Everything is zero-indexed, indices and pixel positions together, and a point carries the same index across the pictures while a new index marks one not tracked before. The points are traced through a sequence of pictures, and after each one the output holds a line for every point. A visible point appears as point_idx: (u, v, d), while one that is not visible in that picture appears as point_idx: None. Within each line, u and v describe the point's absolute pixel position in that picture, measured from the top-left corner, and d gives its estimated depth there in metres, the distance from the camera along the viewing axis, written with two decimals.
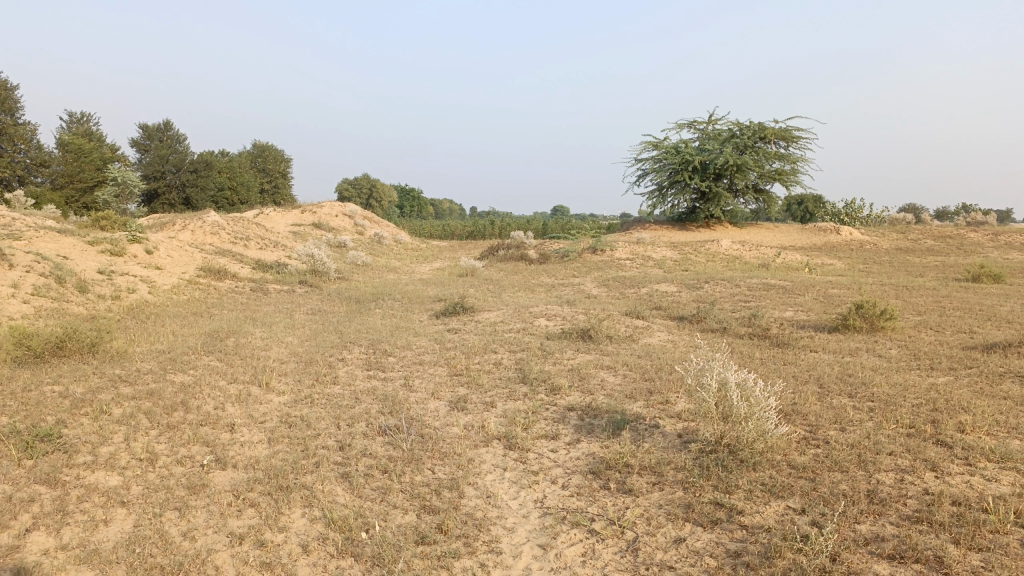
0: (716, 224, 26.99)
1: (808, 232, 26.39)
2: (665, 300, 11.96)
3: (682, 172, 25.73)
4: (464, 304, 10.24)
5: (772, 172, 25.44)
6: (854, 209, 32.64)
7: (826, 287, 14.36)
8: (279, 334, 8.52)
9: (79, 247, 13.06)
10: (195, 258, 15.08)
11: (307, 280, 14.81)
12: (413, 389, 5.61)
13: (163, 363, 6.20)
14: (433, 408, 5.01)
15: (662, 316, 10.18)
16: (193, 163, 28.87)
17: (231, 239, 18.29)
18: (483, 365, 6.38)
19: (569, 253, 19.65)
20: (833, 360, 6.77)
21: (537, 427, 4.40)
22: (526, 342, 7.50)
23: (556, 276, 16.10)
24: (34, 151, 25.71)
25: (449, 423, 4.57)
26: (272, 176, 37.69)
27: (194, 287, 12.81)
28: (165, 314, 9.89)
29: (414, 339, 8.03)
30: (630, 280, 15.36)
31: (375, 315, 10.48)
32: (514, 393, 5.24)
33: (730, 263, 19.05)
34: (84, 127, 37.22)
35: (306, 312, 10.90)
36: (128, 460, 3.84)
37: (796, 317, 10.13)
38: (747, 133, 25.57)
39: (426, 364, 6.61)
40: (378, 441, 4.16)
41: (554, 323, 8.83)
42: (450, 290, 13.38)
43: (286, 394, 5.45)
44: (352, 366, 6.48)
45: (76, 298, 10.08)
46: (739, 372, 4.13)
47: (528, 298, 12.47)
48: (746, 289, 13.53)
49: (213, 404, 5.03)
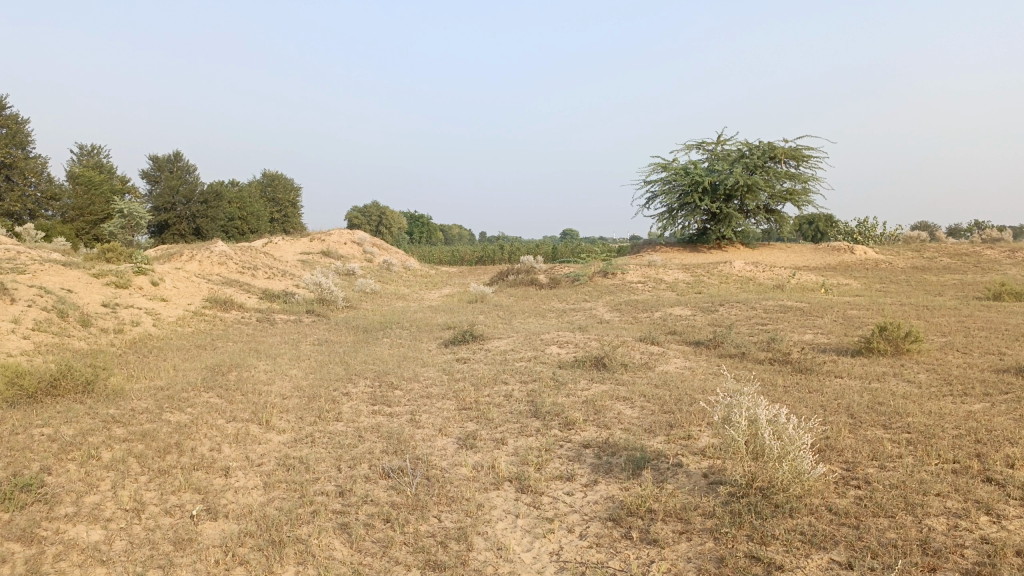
0: (727, 245, 26.71)
1: (821, 252, 26.05)
2: (680, 325, 11.66)
3: (692, 194, 25.51)
4: (473, 332, 9.98)
5: (784, 192, 25.16)
6: (867, 228, 32.31)
7: (844, 308, 14.04)
8: (283, 367, 8.28)
9: (84, 280, 12.93)
10: (202, 289, 14.92)
11: (315, 309, 14.60)
12: (420, 425, 5.34)
13: (160, 401, 5.96)
14: (441, 446, 4.74)
15: (677, 341, 9.89)
16: (203, 193, 28.89)
17: (239, 268, 18.14)
18: (493, 398, 6.11)
19: (580, 277, 19.41)
20: (860, 387, 6.45)
21: (552, 467, 4.11)
22: (537, 371, 7.22)
23: (566, 301, 15.85)
24: (45, 185, 25.82)
25: (457, 463, 4.29)
26: (282, 205, 37.75)
27: (200, 319, 12.62)
28: (168, 347, 9.69)
29: (422, 369, 7.77)
30: (643, 303, 15.08)
31: (383, 344, 10.23)
32: (526, 428, 4.96)
33: (743, 284, 18.75)
34: (96, 160, 37.48)
35: (313, 343, 10.66)
36: (113, 511, 3.58)
37: (816, 340, 9.82)
38: (757, 153, 25.35)
39: (434, 397, 6.33)
40: (381, 485, 3.89)
41: (567, 351, 8.56)
42: (460, 317, 13.12)
43: (287, 433, 5.19)
44: (357, 401, 6.22)
45: (78, 332, 9.88)
46: (768, 407, 3.83)
47: (539, 324, 12.21)
48: (762, 312, 13.24)
49: (209, 445, 4.78)
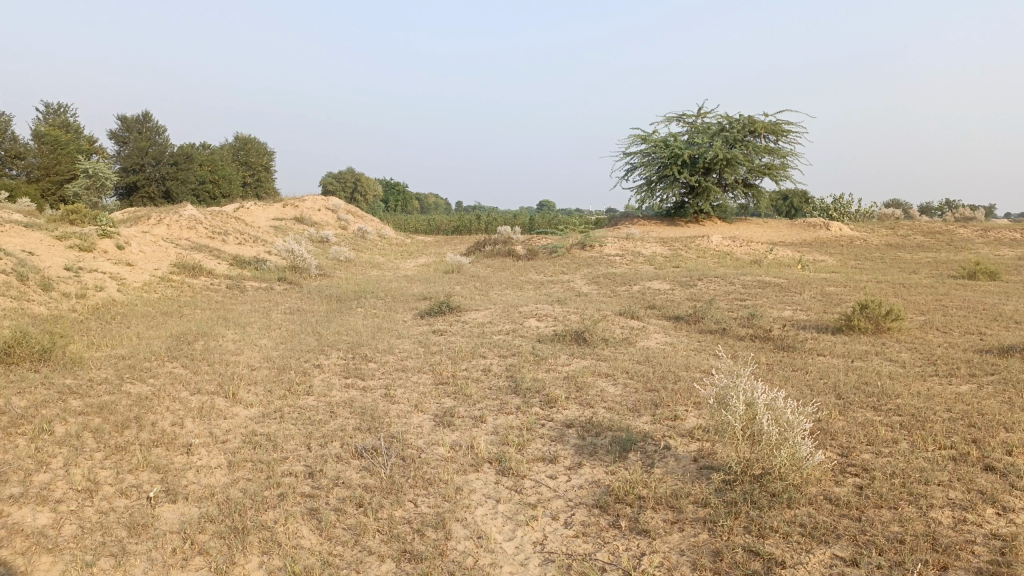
0: (705, 219, 26.63)
1: (797, 228, 26.08)
2: (659, 299, 11.54)
3: (671, 166, 25.32)
4: (450, 303, 9.75)
5: (762, 167, 25.06)
6: (842, 205, 32.44)
7: (822, 284, 14.01)
8: (252, 336, 8.00)
9: (46, 242, 12.47)
10: (170, 254, 14.50)
11: (287, 277, 14.25)
12: (395, 401, 5.13)
13: (120, 370, 5.67)
14: (417, 423, 4.53)
15: (657, 316, 9.75)
16: (173, 156, 28.17)
17: (209, 233, 17.68)
18: (470, 373, 5.90)
19: (558, 249, 19.21)
20: (844, 366, 6.35)
21: (534, 448, 3.93)
22: (516, 345, 7.03)
23: (544, 273, 15.65)
24: (9, 143, 24.96)
25: (433, 442, 4.09)
26: (255, 169, 36.97)
27: (167, 285, 12.24)
28: (133, 313, 9.35)
29: (397, 341, 7.54)
30: (621, 277, 14.92)
31: (357, 314, 9.98)
32: (505, 406, 4.76)
33: (721, 259, 18.67)
34: (62, 118, 36.40)
35: (284, 311, 10.38)
36: (64, 492, 3.33)
37: (796, 317, 9.74)
38: (736, 127, 25.17)
39: (409, 371, 6.12)
40: (353, 465, 3.68)
41: (546, 324, 8.37)
42: (436, 288, 12.86)
43: (254, 407, 4.96)
44: (329, 374, 5.99)
45: (38, 296, 9.49)
46: (762, 389, 3.66)
47: (517, 296, 12.01)
48: (741, 287, 13.15)
49: (171, 420, 4.53)
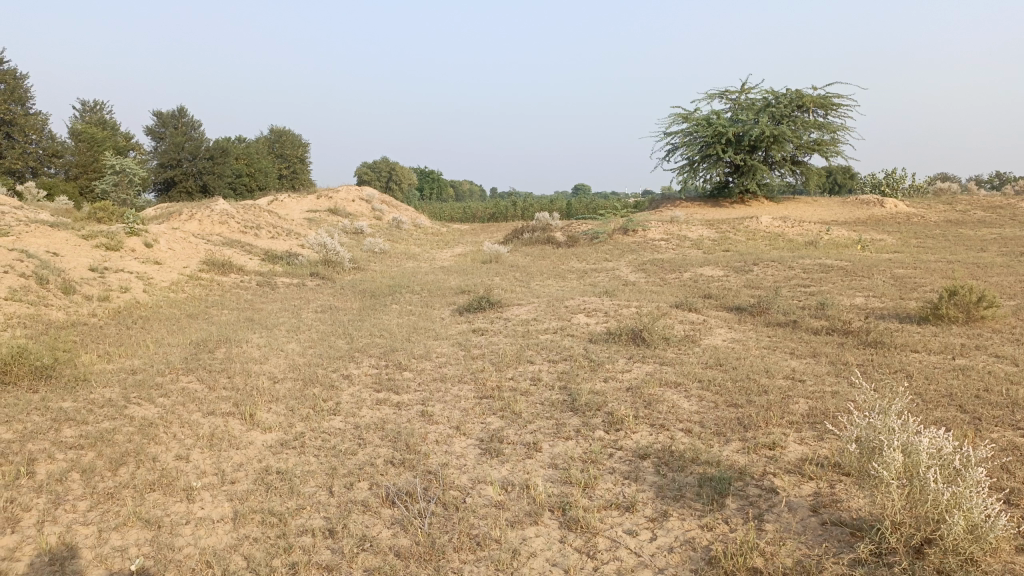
0: (751, 199, 25.48)
1: (849, 205, 24.82)
2: (714, 287, 10.71)
3: (714, 145, 24.20)
4: (490, 298, 9.03)
5: (812, 142, 23.77)
6: (894, 180, 30.96)
7: (887, 266, 13.00)
8: (279, 340, 7.40)
9: (72, 242, 12.09)
10: (199, 251, 14.04)
11: (319, 272, 13.65)
12: (434, 422, 4.44)
13: (127, 388, 5.09)
14: (459, 452, 3.85)
15: (715, 307, 8.93)
16: (209, 150, 27.92)
17: (241, 228, 17.25)
18: (517, 383, 5.18)
19: (600, 235, 18.39)
20: (948, 368, 5.48)
21: (603, 488, 3.19)
22: (567, 347, 6.30)
23: (586, 261, 14.88)
24: (47, 142, 24.90)
25: (481, 481, 3.40)
26: (290, 161, 36.61)
27: (195, 284, 11.75)
28: (156, 316, 8.81)
29: (434, 344, 6.85)
30: (669, 263, 14.05)
31: (392, 312, 9.33)
32: (562, 428, 4.03)
33: (773, 241, 17.65)
34: (98, 116, 36.52)
35: (316, 310, 9.79)
36: (29, 563, 2.70)
37: (871, 306, 8.86)
38: (784, 102, 23.91)
39: (449, 380, 5.42)
40: (385, 518, 3.00)
41: (596, 320, 7.63)
42: (474, 280, 12.16)
43: (272, 433, 4.31)
44: (359, 386, 5.34)
45: (58, 300, 9.01)
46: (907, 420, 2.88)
47: (561, 287, 11.29)
48: (802, 271, 12.24)
49: (175, 453, 3.90)
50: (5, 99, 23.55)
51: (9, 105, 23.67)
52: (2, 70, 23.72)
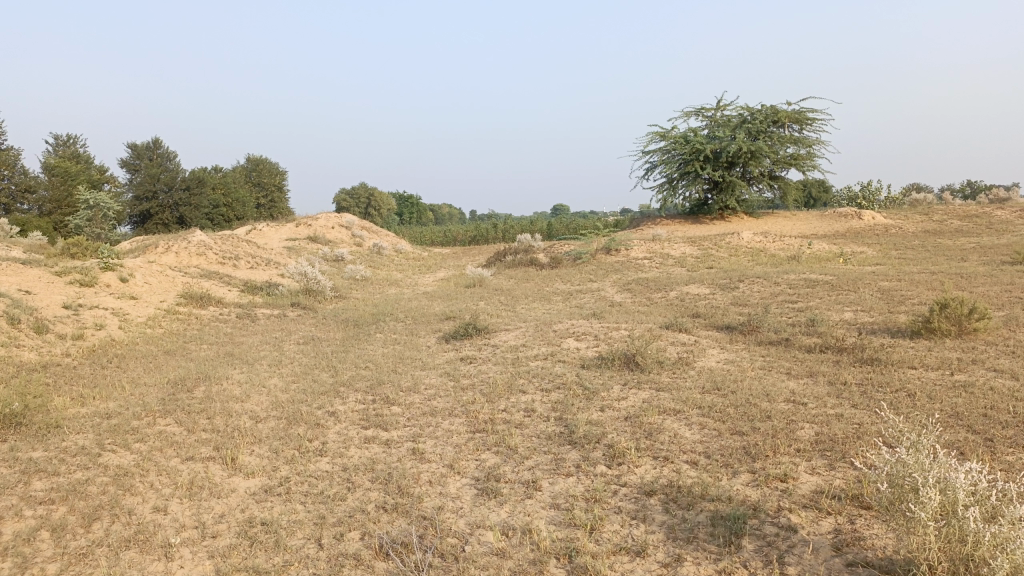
0: (731, 215, 25.57)
1: (828, 219, 24.97)
2: (701, 306, 10.61)
3: (693, 162, 24.29)
4: (477, 324, 8.84)
5: (789, 157, 23.91)
6: (870, 193, 31.25)
7: (872, 279, 12.99)
8: (261, 376, 7.17)
9: (45, 279, 11.78)
10: (176, 284, 13.75)
11: (300, 302, 13.40)
12: (426, 460, 4.24)
13: (101, 434, 4.84)
14: (455, 493, 3.65)
15: (705, 326, 8.81)
16: (186, 181, 27.62)
17: (219, 258, 16.97)
18: (510, 415, 5.00)
19: (582, 256, 18.29)
20: (949, 385, 5.37)
21: (610, 531, 3.01)
22: (559, 374, 6.13)
23: (570, 282, 14.76)
24: (19, 177, 24.49)
25: (481, 526, 3.21)
26: (268, 189, 36.32)
27: (172, 318, 11.47)
28: (132, 354, 8.54)
29: (421, 374, 6.65)
30: (654, 282, 13.95)
31: (377, 341, 9.13)
32: (562, 464, 3.85)
33: (756, 256, 17.65)
34: (72, 149, 36.11)
35: (298, 342, 9.55)
36: None
37: (861, 321, 8.78)
38: (760, 118, 24.05)
39: (440, 414, 5.23)
40: (380, 573, 2.80)
41: (586, 345, 7.47)
42: (458, 305, 11.98)
43: (255, 479, 4.09)
44: (346, 423, 5.13)
45: (30, 340, 8.72)
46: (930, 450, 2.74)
47: (547, 310, 11.15)
48: (787, 287, 12.18)
49: (153, 505, 3.67)
50: None
51: None
52: None
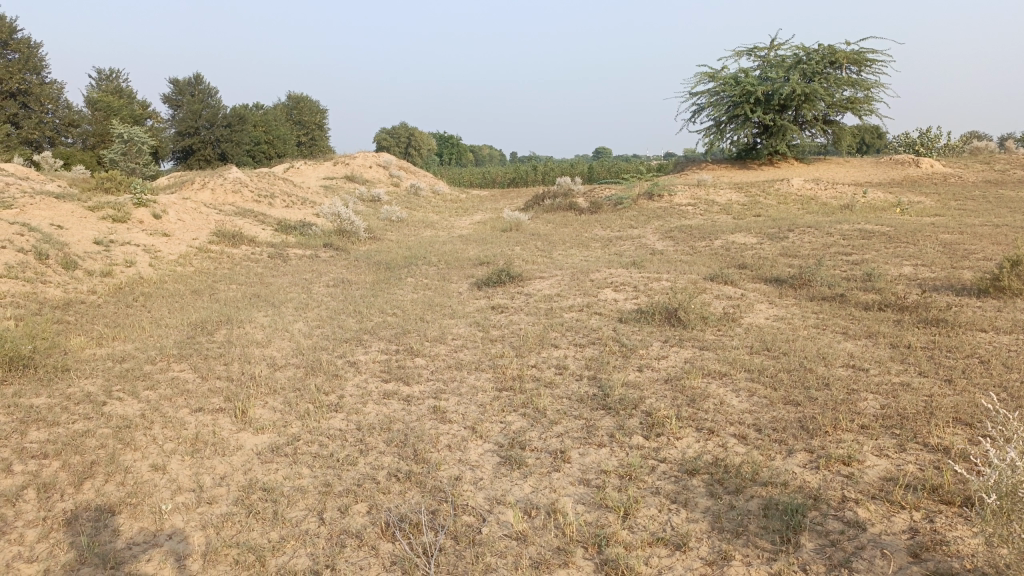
0: (780, 160, 24.56)
1: (883, 166, 23.81)
2: (748, 256, 10.08)
3: (743, 105, 23.21)
4: (511, 271, 8.46)
5: (845, 101, 22.68)
6: (928, 139, 29.79)
7: (931, 231, 12.25)
8: (285, 320, 6.91)
9: (77, 214, 11.66)
10: (210, 222, 13.57)
11: (333, 242, 13.13)
12: (447, 420, 3.92)
13: (110, 381, 4.61)
14: (477, 462, 3.32)
15: (752, 279, 8.31)
16: (227, 117, 27.38)
17: (255, 196, 16.77)
18: (540, 372, 4.64)
19: (624, 201, 17.67)
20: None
21: (646, 517, 2.65)
22: (594, 328, 5.74)
23: (610, 228, 14.23)
24: (63, 111, 24.22)
25: (502, 504, 2.87)
26: (308, 128, 35.99)
27: (204, 256, 11.31)
28: (159, 293, 8.35)
29: (449, 324, 6.31)
30: (698, 230, 13.38)
31: (407, 286, 8.82)
32: (595, 432, 3.49)
33: (806, 204, 16.86)
34: (114, 84, 36.02)
35: (327, 284, 9.29)
36: None
37: (921, 277, 8.20)
38: (816, 58, 22.72)
39: (466, 368, 4.89)
40: (386, 558, 2.49)
41: (625, 296, 7.05)
42: (493, 250, 11.60)
43: (264, 435, 3.81)
44: (366, 376, 4.82)
45: (58, 277, 8.57)
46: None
47: (585, 257, 10.72)
48: (840, 238, 11.54)
49: (151, 463, 3.41)
50: (20, 68, 22.96)
51: (24, 74, 23.06)
52: (16, 39, 23.15)
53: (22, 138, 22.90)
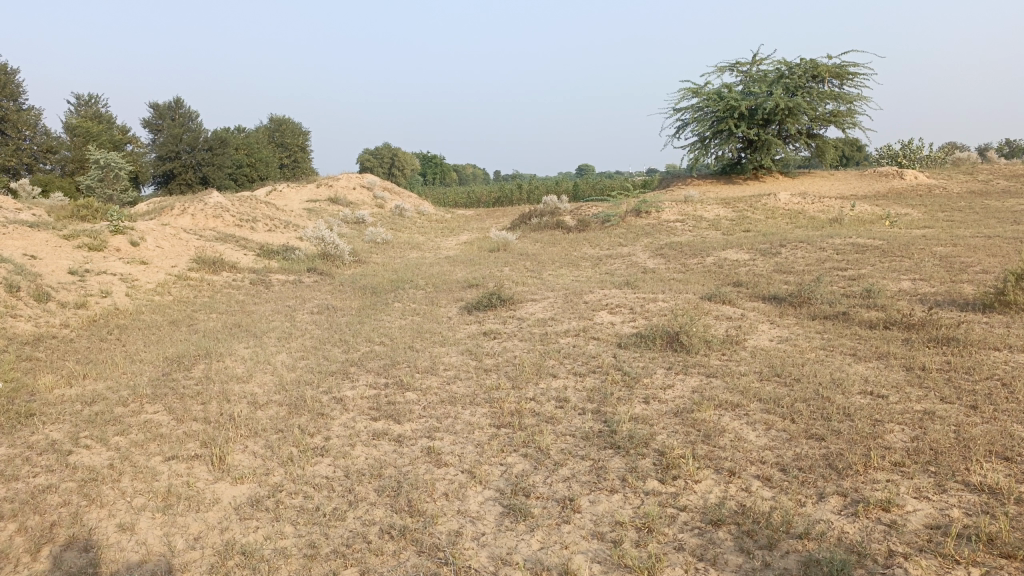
0: (766, 174, 24.53)
1: (868, 178, 23.81)
2: (742, 273, 9.87)
3: (726, 120, 23.19)
4: (502, 294, 8.19)
5: (828, 114, 22.68)
6: (910, 151, 29.91)
7: (923, 243, 12.11)
8: (268, 352, 6.59)
9: (52, 243, 11.30)
10: (190, 248, 13.23)
11: (317, 266, 12.82)
12: (443, 463, 3.62)
13: (77, 426, 4.28)
14: (479, 513, 3.03)
15: (750, 297, 8.08)
16: (208, 141, 27.05)
17: (236, 221, 16.45)
18: (540, 406, 4.35)
19: (611, 218, 17.49)
20: None
21: None
22: (593, 355, 5.47)
23: (599, 246, 14.02)
24: (41, 137, 23.90)
25: (508, 565, 2.59)
26: (291, 150, 35.70)
27: (183, 284, 10.97)
28: (135, 325, 8.01)
29: (440, 353, 6.02)
30: (689, 246, 13.20)
31: (395, 311, 8.52)
32: (605, 476, 3.21)
33: (794, 218, 16.76)
34: (93, 109, 35.63)
35: (312, 311, 8.98)
36: None
37: (922, 292, 7.99)
38: (798, 73, 22.73)
39: (461, 403, 4.59)
40: None
41: (622, 319, 6.78)
42: (482, 271, 11.35)
43: (244, 485, 3.50)
44: (353, 414, 4.51)
45: (30, 310, 8.22)
46: None
47: (576, 277, 10.48)
48: (834, 252, 11.37)
49: (118, 523, 3.09)
50: None
51: None
52: None
53: None
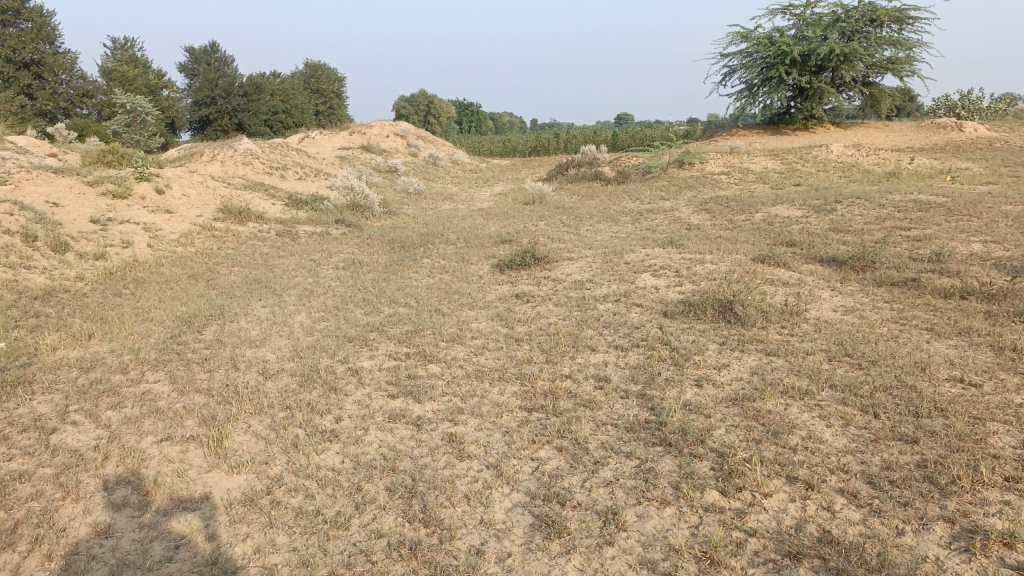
0: (816, 125, 23.35)
1: (924, 130, 22.53)
2: (795, 232, 9.18)
3: (777, 66, 22.00)
4: (537, 253, 7.65)
5: (885, 61, 21.35)
6: (969, 101, 28.27)
7: (990, 201, 11.23)
8: (285, 312, 6.16)
9: (76, 190, 11.00)
10: (216, 197, 12.86)
11: (346, 217, 12.39)
12: (465, 456, 3.15)
13: (68, 399, 3.89)
14: (506, 525, 2.57)
15: (806, 259, 7.42)
16: (243, 86, 26.56)
17: (267, 168, 16.05)
18: (577, 386, 3.85)
19: (652, 169, 16.76)
20: None
21: None
22: (637, 325, 4.93)
23: (640, 200, 13.34)
24: (77, 81, 23.63)
25: None
26: (326, 97, 35.11)
27: (208, 235, 10.61)
28: (154, 279, 7.65)
29: (468, 318, 5.53)
30: (736, 201, 12.47)
31: (422, 268, 8.04)
32: (657, 482, 2.72)
33: (847, 172, 15.84)
34: (130, 53, 35.25)
35: (337, 266, 8.55)
36: None
37: (996, 257, 7.26)
38: (855, 16, 21.38)
39: (488, 379, 4.10)
40: None
41: (666, 283, 6.22)
42: (516, 225, 10.79)
43: (240, 476, 3.08)
44: (369, 390, 4.05)
45: (47, 261, 7.91)
46: None
47: (615, 233, 9.90)
48: (894, 209, 10.57)
49: (91, 522, 2.69)
50: (33, 38, 22.21)
51: (37, 44, 22.32)
52: (28, 7, 22.38)
53: (36, 110, 22.31)
